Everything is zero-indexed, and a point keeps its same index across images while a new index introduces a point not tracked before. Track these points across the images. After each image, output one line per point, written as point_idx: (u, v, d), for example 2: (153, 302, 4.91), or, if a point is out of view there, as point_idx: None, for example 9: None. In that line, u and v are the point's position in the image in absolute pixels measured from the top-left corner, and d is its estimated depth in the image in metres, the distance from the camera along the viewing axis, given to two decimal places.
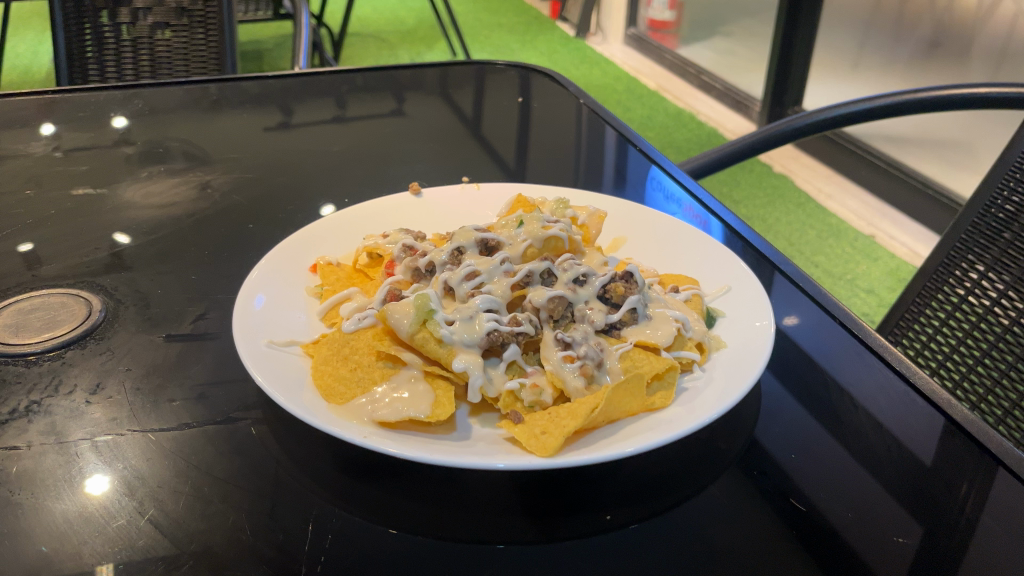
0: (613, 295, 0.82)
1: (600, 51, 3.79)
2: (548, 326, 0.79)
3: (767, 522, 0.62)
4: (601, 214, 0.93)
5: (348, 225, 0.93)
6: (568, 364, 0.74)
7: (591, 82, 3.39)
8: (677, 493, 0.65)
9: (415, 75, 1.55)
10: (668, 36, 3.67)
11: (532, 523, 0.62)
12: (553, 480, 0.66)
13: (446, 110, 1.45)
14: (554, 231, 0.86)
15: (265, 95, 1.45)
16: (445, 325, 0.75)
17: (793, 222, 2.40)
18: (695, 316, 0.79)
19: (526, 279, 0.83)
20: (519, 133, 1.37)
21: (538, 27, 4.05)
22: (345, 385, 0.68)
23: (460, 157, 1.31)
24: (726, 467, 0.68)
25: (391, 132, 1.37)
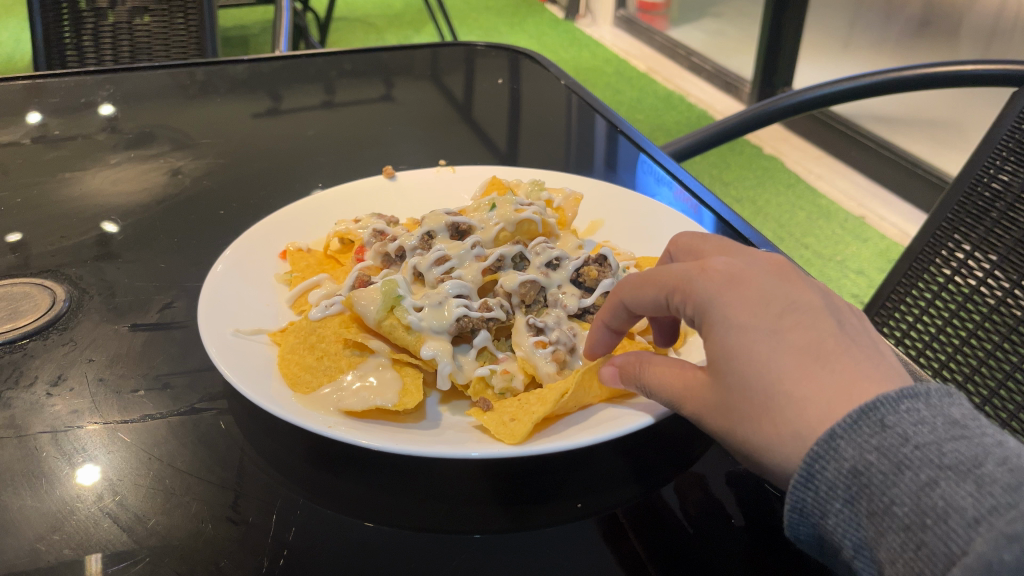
0: (587, 279, 0.80)
1: (590, 33, 3.76)
2: (520, 311, 0.80)
3: (745, 500, 0.61)
4: (576, 196, 0.91)
5: (318, 210, 0.91)
6: (540, 350, 0.73)
7: (579, 64, 3.36)
8: (656, 478, 0.64)
9: (398, 59, 1.53)
10: (657, 17, 3.64)
11: (503, 512, 0.60)
12: (526, 469, 0.65)
13: (434, 93, 1.43)
14: (526, 214, 0.85)
15: (246, 79, 1.42)
16: (414, 311, 0.74)
17: (781, 204, 2.39)
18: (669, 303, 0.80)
19: (497, 263, 0.83)
20: (502, 117, 1.35)
21: (526, 9, 4.01)
22: (311, 374, 0.66)
23: (443, 141, 1.29)
24: (708, 447, 0.67)
25: (373, 116, 1.35)
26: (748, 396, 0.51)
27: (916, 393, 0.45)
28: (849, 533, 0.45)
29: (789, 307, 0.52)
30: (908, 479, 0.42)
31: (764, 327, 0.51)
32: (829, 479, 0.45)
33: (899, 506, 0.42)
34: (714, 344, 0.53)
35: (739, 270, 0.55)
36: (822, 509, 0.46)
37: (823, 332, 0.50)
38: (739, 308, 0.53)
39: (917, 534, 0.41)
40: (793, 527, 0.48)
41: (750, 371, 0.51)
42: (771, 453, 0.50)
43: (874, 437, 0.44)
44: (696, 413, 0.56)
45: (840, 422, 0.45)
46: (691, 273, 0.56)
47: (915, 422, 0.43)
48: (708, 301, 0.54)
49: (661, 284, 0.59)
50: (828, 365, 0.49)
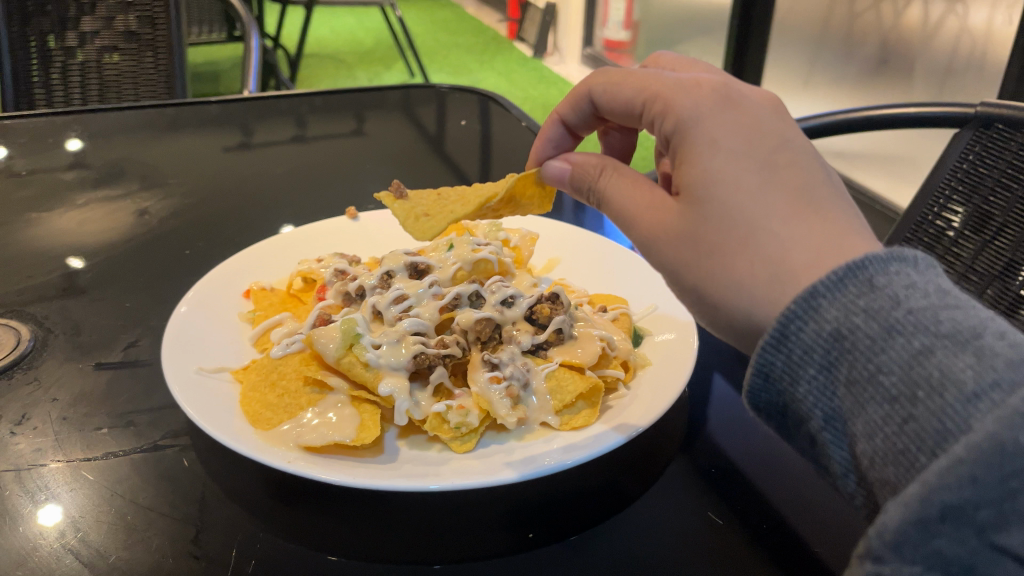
0: (540, 316, 0.82)
1: (558, 71, 3.84)
2: (475, 348, 0.81)
3: (680, 534, 0.63)
4: (532, 236, 0.96)
5: (281, 251, 0.93)
6: (493, 385, 0.74)
7: (548, 102, 3.42)
8: (609, 507, 0.66)
9: (364, 99, 1.55)
10: (624, 55, 3.71)
11: (509, 534, 0.63)
12: (492, 500, 0.67)
13: (406, 127, 1.46)
14: (482, 254, 0.88)
15: (216, 117, 1.45)
16: (372, 348, 0.76)
17: None
18: (621, 335, 0.81)
19: (454, 301, 0.85)
20: (471, 154, 1.38)
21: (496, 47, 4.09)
22: (271, 411, 0.68)
23: (414, 174, 1.32)
24: (654, 483, 0.69)
25: (344, 152, 1.37)
26: (726, 229, 0.55)
27: (905, 257, 0.47)
28: (820, 402, 0.48)
29: (781, 144, 0.56)
30: (899, 345, 0.44)
31: (756, 161, 0.56)
32: (807, 342, 0.48)
33: (886, 375, 0.44)
34: (697, 169, 0.57)
35: (733, 95, 0.60)
36: (792, 376, 0.49)
37: (814, 180, 0.55)
38: (729, 131, 0.57)
39: (906, 408, 0.43)
40: (753, 393, 0.52)
41: (734, 201, 0.55)
42: (741, 294, 0.55)
43: (861, 297, 0.46)
44: (652, 238, 0.61)
45: (822, 280, 0.47)
46: (682, 88, 0.61)
47: (905, 286, 0.46)
48: (691, 118, 0.59)
49: (645, 89, 0.65)
50: (817, 212, 0.53)
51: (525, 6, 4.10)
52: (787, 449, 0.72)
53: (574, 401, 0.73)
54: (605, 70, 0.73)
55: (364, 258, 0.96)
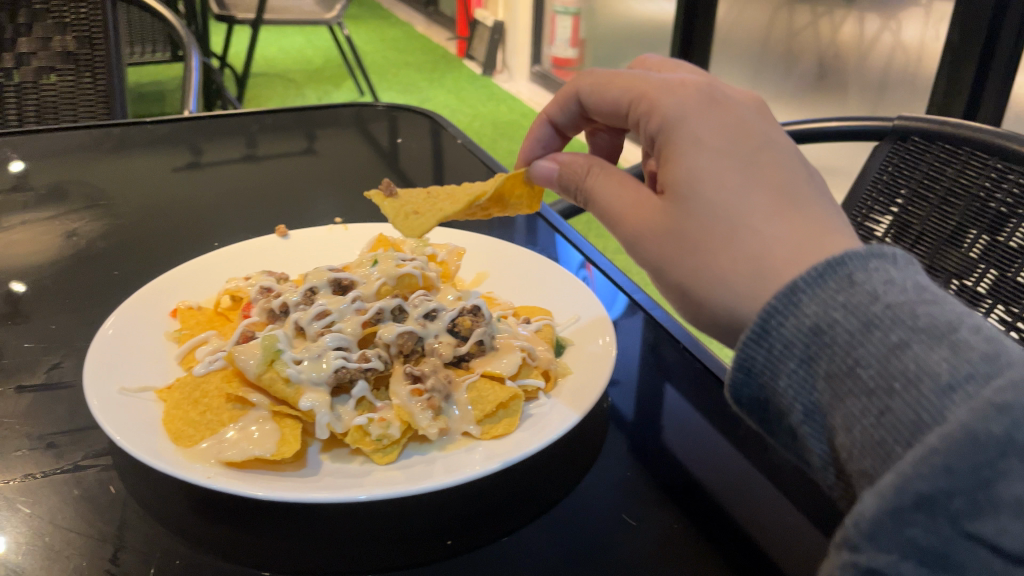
0: (461, 328, 0.85)
1: (508, 88, 3.88)
2: (399, 361, 0.82)
3: (592, 533, 0.66)
4: (459, 251, 0.98)
5: (209, 271, 0.93)
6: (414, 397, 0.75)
7: (497, 119, 3.45)
8: (530, 512, 0.68)
9: (315, 115, 1.57)
10: (572, 74, 3.75)
11: (440, 539, 0.65)
12: (418, 507, 0.69)
13: (360, 144, 1.47)
14: (406, 268, 0.90)
15: (163, 136, 1.44)
16: (293, 363, 0.77)
17: None
18: (543, 345, 0.83)
19: (377, 316, 0.86)
20: (426, 169, 1.40)
21: (446, 65, 4.13)
22: (194, 428, 0.69)
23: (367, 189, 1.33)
24: (574, 488, 0.72)
25: (297, 170, 1.38)
26: (709, 225, 0.62)
27: (883, 255, 0.52)
28: (801, 395, 0.52)
29: (764, 143, 0.63)
30: (877, 339, 0.48)
31: (739, 162, 0.62)
32: (786, 337, 0.53)
33: (863, 367, 0.48)
34: (680, 168, 0.64)
35: (719, 98, 0.66)
36: (774, 370, 0.54)
37: (796, 182, 0.61)
38: (713, 133, 0.64)
39: (883, 400, 0.47)
40: (737, 386, 0.57)
41: (717, 199, 0.61)
42: (723, 287, 0.61)
43: (840, 293, 0.51)
44: (637, 233, 0.69)
45: (804, 276, 0.52)
46: (666, 92, 0.68)
47: (884, 282, 0.50)
48: (675, 120, 0.66)
49: (630, 92, 0.73)
50: (799, 212, 0.59)
51: (474, 24, 4.20)
52: (737, 460, 0.74)
53: (494, 410, 0.75)
54: (595, 73, 0.81)
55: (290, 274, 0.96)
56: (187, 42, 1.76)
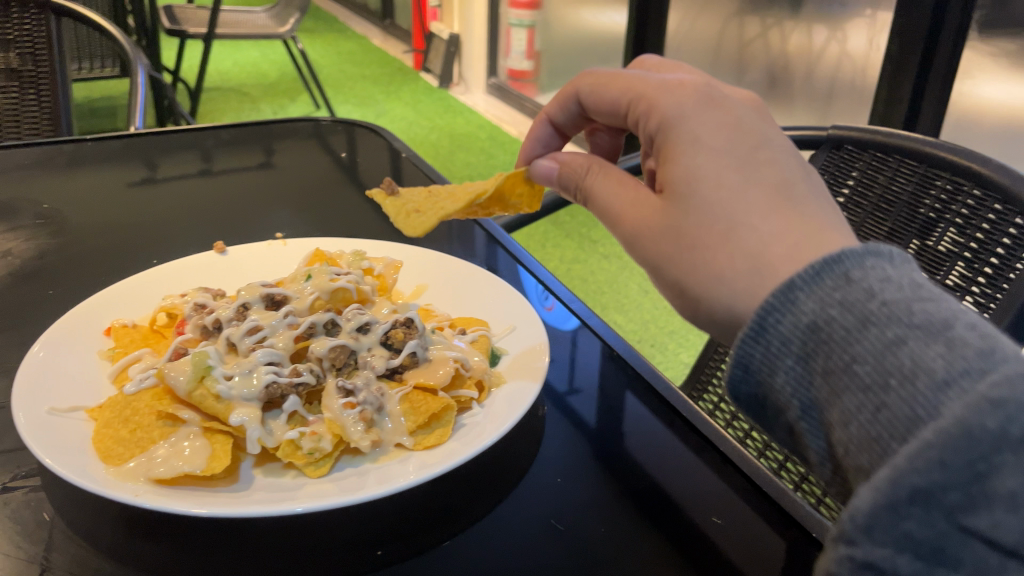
0: (394, 341, 0.85)
1: (464, 101, 3.90)
2: (331, 375, 0.83)
3: (519, 538, 0.68)
4: (396, 263, 0.99)
5: (145, 289, 0.94)
6: (346, 410, 0.76)
7: (454, 131, 3.50)
8: (460, 522, 0.70)
9: (273, 128, 1.58)
10: (527, 85, 3.76)
11: (369, 552, 0.66)
12: (351, 518, 0.70)
13: (321, 156, 1.48)
14: (340, 282, 0.90)
15: (115, 152, 1.43)
16: (224, 380, 0.77)
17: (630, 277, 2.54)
18: (478, 355, 0.84)
19: (310, 330, 0.86)
20: (387, 179, 1.40)
21: (402, 77, 4.17)
22: (122, 446, 0.69)
23: (327, 199, 1.33)
24: (506, 498, 0.73)
25: (255, 184, 1.37)
26: (708, 223, 0.63)
27: (881, 253, 0.52)
28: (799, 393, 0.53)
29: (761, 143, 0.65)
30: (873, 336, 0.48)
31: (736, 161, 0.64)
32: (785, 334, 0.53)
33: (861, 364, 0.48)
34: (680, 166, 0.66)
35: (716, 98, 0.69)
36: (770, 368, 0.54)
37: (792, 180, 0.63)
38: (713, 133, 0.66)
39: (879, 397, 0.47)
40: (734, 385, 0.57)
41: (715, 197, 0.63)
42: (721, 286, 0.62)
43: (838, 290, 0.51)
44: (634, 230, 0.72)
45: (800, 273, 0.53)
46: (666, 92, 0.72)
47: (881, 280, 0.50)
48: (674, 119, 0.69)
49: (630, 91, 0.77)
50: (795, 210, 0.61)
51: (430, 37, 4.19)
52: (708, 475, 0.75)
53: (428, 421, 0.76)
54: (599, 74, 0.85)
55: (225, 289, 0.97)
56: (132, 60, 1.74)
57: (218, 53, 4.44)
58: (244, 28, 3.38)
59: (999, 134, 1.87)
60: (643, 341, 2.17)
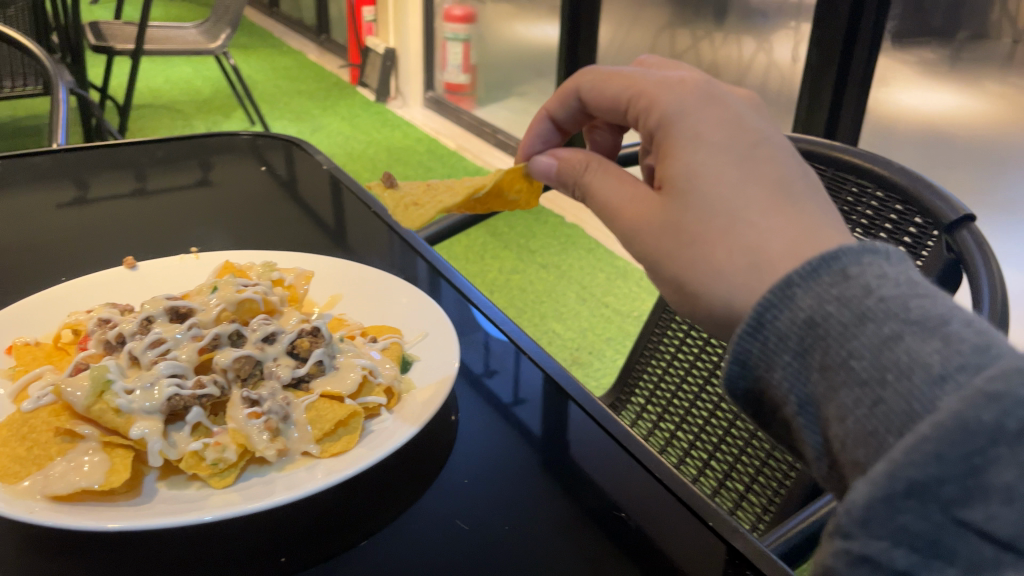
0: (301, 349, 0.87)
1: (402, 115, 4.10)
2: (236, 386, 0.84)
3: (421, 538, 0.70)
4: (307, 273, 1.02)
5: (48, 307, 0.95)
6: (252, 420, 0.77)
7: (390, 144, 3.74)
8: (367, 527, 0.71)
9: (210, 142, 1.59)
10: (464, 98, 3.97)
11: (276, 557, 0.68)
12: (259, 524, 0.71)
13: (259, 173, 1.48)
14: (246, 294, 0.92)
15: (40, 172, 1.43)
16: (124, 394, 0.78)
17: (565, 288, 2.70)
18: (388, 363, 0.87)
19: (214, 342, 0.87)
20: (326, 196, 1.41)
21: (338, 91, 4.40)
22: (18, 465, 0.70)
23: (264, 219, 1.33)
24: (410, 505, 0.74)
25: (194, 203, 1.37)
26: (709, 219, 0.65)
27: (877, 251, 0.53)
28: (796, 387, 0.53)
29: (761, 138, 0.66)
30: (870, 332, 0.49)
31: (737, 159, 0.65)
32: (781, 329, 0.54)
33: (857, 360, 0.49)
34: (681, 163, 0.67)
35: (717, 94, 0.70)
36: (768, 363, 0.55)
37: (791, 176, 0.64)
38: (711, 128, 0.67)
39: (876, 391, 0.47)
40: (729, 381, 0.57)
41: (715, 194, 0.64)
42: (718, 280, 0.64)
43: (835, 287, 0.52)
44: (631, 226, 0.74)
45: (798, 270, 0.53)
46: (668, 88, 0.72)
47: (878, 276, 0.51)
48: (675, 117, 0.69)
49: (631, 88, 0.77)
50: (794, 205, 0.62)
51: (366, 51, 4.37)
52: (642, 481, 0.76)
53: (332, 428, 0.78)
54: (601, 67, 0.84)
55: (130, 304, 0.97)
56: (52, 78, 1.79)
57: (147, 69, 4.56)
58: (172, 45, 3.42)
59: (912, 138, 2.14)
60: (582, 349, 2.36)
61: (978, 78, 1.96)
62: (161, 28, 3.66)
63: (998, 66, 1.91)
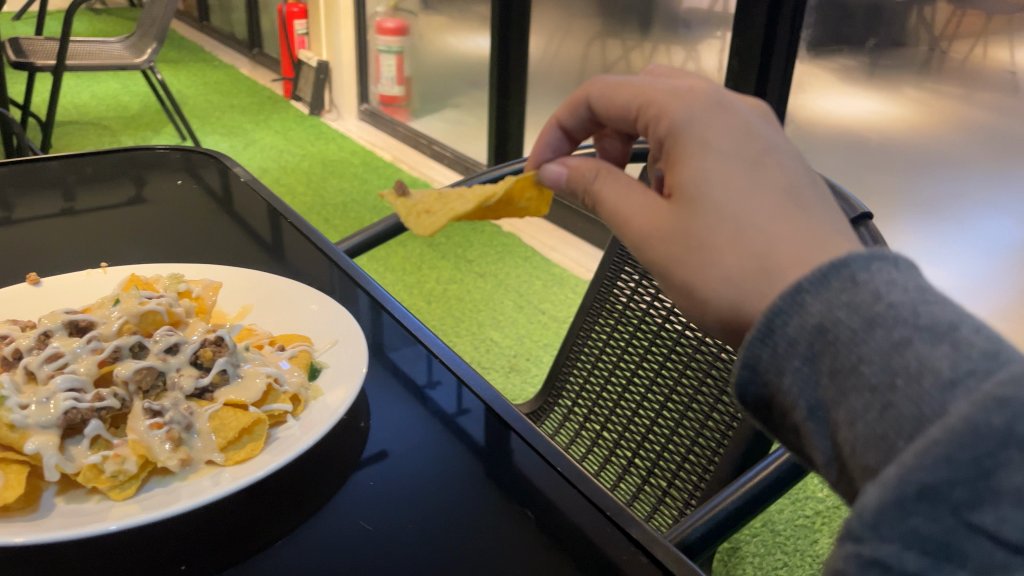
0: (203, 359, 1.00)
1: (338, 127, 4.46)
2: (137, 396, 0.96)
3: (342, 536, 0.82)
4: (214, 285, 1.16)
5: None
6: (153, 430, 0.89)
7: (327, 158, 4.04)
8: (268, 532, 0.83)
9: (143, 156, 1.78)
10: (398, 110, 4.34)
11: (181, 560, 0.80)
12: (160, 531, 0.83)
13: (196, 190, 1.64)
14: (148, 307, 1.04)
15: None
16: (20, 409, 0.88)
17: (496, 298, 2.92)
18: (293, 372, 1.02)
19: (114, 355, 0.98)
20: (259, 208, 1.56)
21: (271, 106, 4.74)
22: None
23: (197, 232, 1.49)
24: (318, 507, 0.87)
25: (124, 220, 1.52)
26: (717, 225, 0.71)
27: (886, 256, 0.56)
28: (806, 393, 0.56)
29: (767, 148, 0.73)
30: (879, 336, 0.52)
31: (744, 167, 0.72)
32: (791, 334, 0.57)
33: (867, 365, 0.52)
34: (691, 172, 0.74)
35: (725, 103, 0.77)
36: (778, 368, 0.58)
37: (796, 183, 0.70)
38: (722, 139, 0.74)
39: (885, 396, 0.50)
40: (742, 384, 0.61)
41: (725, 204, 0.71)
42: (725, 285, 0.70)
43: (844, 292, 0.55)
44: (641, 231, 0.81)
45: (808, 277, 0.57)
46: (676, 99, 0.79)
47: (887, 282, 0.54)
48: (682, 127, 0.77)
49: (642, 97, 0.85)
50: (799, 210, 0.68)
51: (300, 65, 4.74)
52: (576, 500, 0.85)
53: (237, 436, 0.91)
54: (615, 78, 0.92)
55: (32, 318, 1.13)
56: None
57: (76, 86, 4.93)
58: (99, 59, 3.67)
59: (835, 141, 2.41)
60: (519, 355, 2.56)
61: (897, 83, 2.22)
62: (86, 45, 3.88)
63: (914, 72, 2.18)
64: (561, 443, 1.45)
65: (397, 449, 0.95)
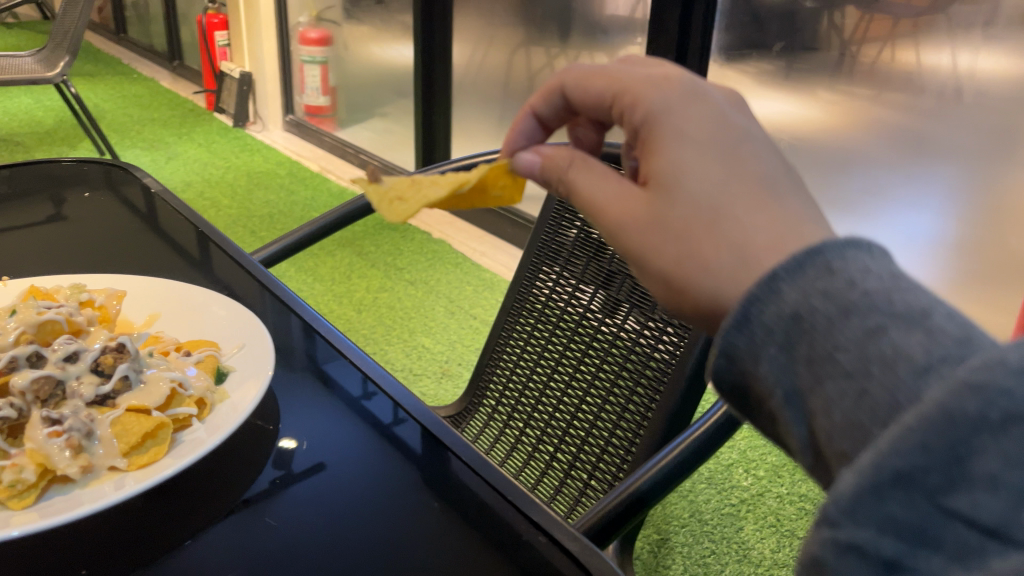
0: (104, 366, 0.88)
1: (263, 138, 4.21)
2: (35, 407, 0.83)
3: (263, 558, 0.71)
4: (118, 293, 1.03)
5: None
6: (51, 438, 0.78)
7: (252, 169, 3.78)
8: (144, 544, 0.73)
9: (53, 170, 1.59)
10: (325, 120, 4.13)
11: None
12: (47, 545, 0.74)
13: (117, 207, 1.44)
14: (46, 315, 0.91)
15: None
16: None
17: (432, 305, 2.69)
18: (200, 374, 0.90)
19: (11, 365, 0.86)
20: (188, 222, 1.38)
21: (194, 117, 4.45)
22: None
23: (116, 252, 1.30)
24: (212, 523, 0.76)
25: (43, 237, 1.33)
26: (696, 214, 0.62)
27: (861, 243, 0.51)
28: (783, 379, 0.51)
29: (741, 136, 0.63)
30: (854, 324, 0.48)
31: (717, 152, 0.63)
32: (766, 322, 0.52)
33: (843, 352, 0.48)
34: (664, 160, 0.65)
35: (698, 89, 0.68)
36: (754, 356, 0.53)
37: (772, 170, 0.62)
38: (695, 125, 0.65)
39: (861, 383, 0.46)
40: (718, 373, 0.56)
41: (699, 190, 0.62)
42: (704, 276, 0.61)
43: (820, 280, 0.50)
44: (618, 221, 0.70)
45: (782, 265, 0.52)
46: (653, 83, 0.69)
47: (861, 270, 0.50)
48: (661, 112, 0.67)
49: (620, 83, 0.73)
50: (776, 202, 0.59)
51: (221, 77, 4.45)
52: (515, 523, 0.74)
53: (140, 440, 0.81)
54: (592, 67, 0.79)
55: None
56: None
57: None
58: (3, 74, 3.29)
59: None
60: (452, 360, 2.37)
61: (811, 85, 2.08)
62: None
63: (828, 75, 2.04)
64: (482, 448, 1.34)
65: (335, 461, 0.84)
